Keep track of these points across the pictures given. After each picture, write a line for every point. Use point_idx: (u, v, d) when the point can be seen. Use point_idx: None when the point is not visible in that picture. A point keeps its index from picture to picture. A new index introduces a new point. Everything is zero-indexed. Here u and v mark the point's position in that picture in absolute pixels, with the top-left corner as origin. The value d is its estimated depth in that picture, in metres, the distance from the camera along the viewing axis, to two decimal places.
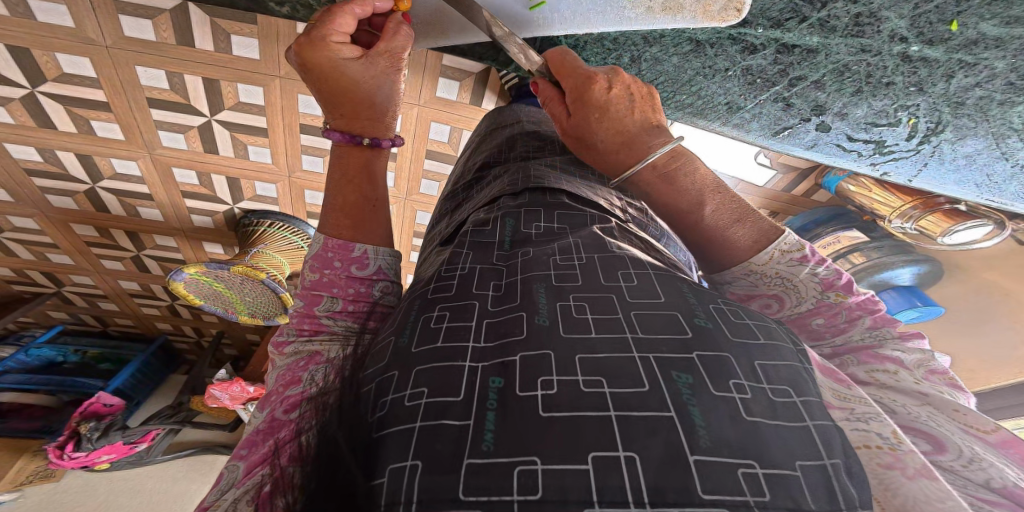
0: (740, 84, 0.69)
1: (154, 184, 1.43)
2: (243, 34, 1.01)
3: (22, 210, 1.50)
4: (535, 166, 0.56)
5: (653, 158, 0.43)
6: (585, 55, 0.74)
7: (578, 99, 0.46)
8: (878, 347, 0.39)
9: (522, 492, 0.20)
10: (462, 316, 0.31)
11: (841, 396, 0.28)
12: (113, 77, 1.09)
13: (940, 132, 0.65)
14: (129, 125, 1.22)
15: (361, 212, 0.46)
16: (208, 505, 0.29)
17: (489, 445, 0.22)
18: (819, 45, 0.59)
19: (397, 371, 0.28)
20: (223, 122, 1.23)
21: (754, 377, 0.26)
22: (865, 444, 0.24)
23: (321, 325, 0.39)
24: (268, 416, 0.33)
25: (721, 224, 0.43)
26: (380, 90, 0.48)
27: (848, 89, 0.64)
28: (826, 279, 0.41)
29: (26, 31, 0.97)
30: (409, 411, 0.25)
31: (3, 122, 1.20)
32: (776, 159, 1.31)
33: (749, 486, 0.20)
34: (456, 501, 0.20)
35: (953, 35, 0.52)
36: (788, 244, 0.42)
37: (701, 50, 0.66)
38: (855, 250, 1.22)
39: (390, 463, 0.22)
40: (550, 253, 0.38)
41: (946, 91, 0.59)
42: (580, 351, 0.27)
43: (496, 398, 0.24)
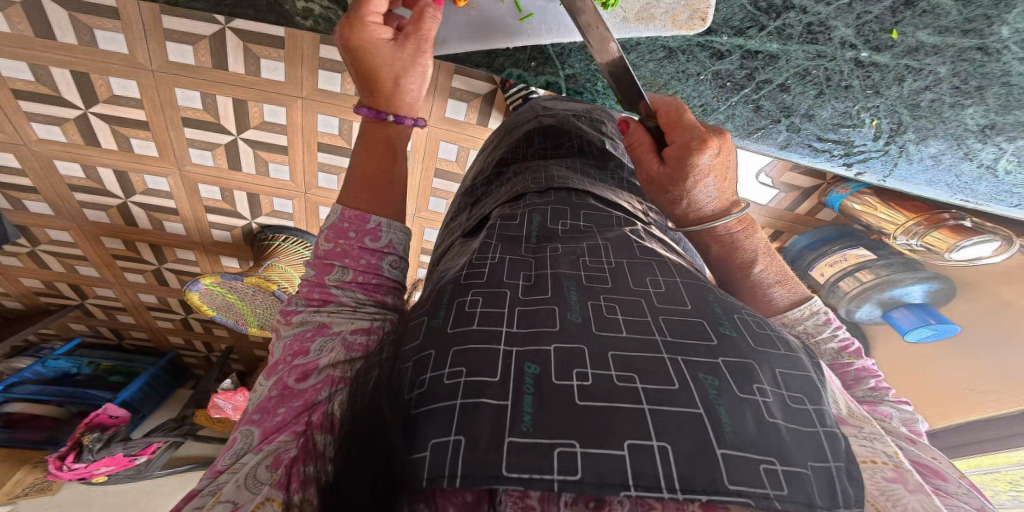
0: (712, 89, 0.67)
1: (180, 200, 1.48)
2: (272, 58, 1.08)
3: (59, 224, 1.55)
4: (556, 167, 0.57)
5: (727, 220, 0.49)
6: (572, 62, 0.70)
7: (681, 158, 0.45)
8: (879, 402, 0.41)
9: (562, 472, 0.21)
10: (496, 303, 0.32)
11: (852, 415, 0.29)
12: (155, 97, 1.16)
13: (903, 132, 0.63)
14: (164, 142, 1.27)
15: (379, 188, 0.47)
16: (222, 468, 0.29)
17: (528, 426, 0.23)
18: (780, 51, 0.61)
19: (433, 350, 0.29)
20: (248, 140, 1.28)
21: (775, 384, 0.27)
22: (871, 459, 0.25)
23: (329, 296, 0.38)
24: (279, 384, 0.32)
25: (767, 281, 0.49)
26: (415, 77, 0.51)
27: (810, 92, 0.63)
28: (843, 342, 0.45)
29: (89, 57, 1.05)
30: (449, 389, 0.26)
31: (54, 141, 1.26)
32: (778, 177, 1.37)
33: (769, 481, 0.21)
34: (499, 477, 0.21)
35: (896, 43, 0.56)
36: (816, 307, 0.47)
37: (674, 57, 0.66)
38: (861, 267, 1.22)
39: (432, 437, 0.23)
40: (578, 253, 0.39)
41: (900, 94, 0.60)
42: (612, 348, 0.28)
43: (532, 383, 0.25)
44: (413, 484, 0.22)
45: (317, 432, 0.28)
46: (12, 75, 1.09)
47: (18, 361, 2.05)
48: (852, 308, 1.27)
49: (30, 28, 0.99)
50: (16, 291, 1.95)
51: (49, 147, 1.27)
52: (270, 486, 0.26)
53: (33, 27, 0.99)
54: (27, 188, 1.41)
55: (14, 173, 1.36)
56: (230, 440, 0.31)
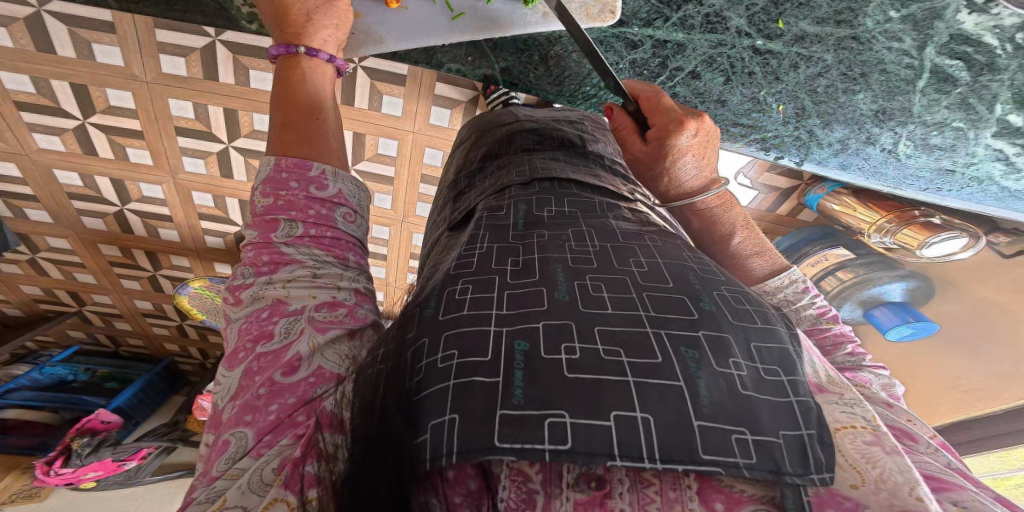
0: (632, 74, 0.83)
1: (175, 207, 1.47)
2: (262, 69, 1.09)
3: (57, 232, 1.54)
4: (540, 159, 0.58)
5: (704, 195, 0.57)
6: (505, 55, 0.82)
7: (660, 138, 0.54)
8: (858, 369, 0.41)
9: (553, 442, 0.22)
10: (485, 288, 0.32)
11: (832, 383, 0.29)
12: (148, 107, 1.16)
13: (806, 115, 0.85)
14: (158, 150, 1.27)
15: (303, 124, 0.46)
16: (218, 474, 0.27)
17: (519, 399, 0.23)
18: (686, 40, 0.77)
19: (427, 337, 0.28)
20: (239, 148, 1.28)
21: (750, 357, 0.27)
22: (850, 425, 0.25)
23: (281, 256, 0.37)
24: (264, 381, 0.30)
25: (746, 253, 0.54)
26: (320, 12, 0.54)
27: (719, 79, 0.82)
28: (822, 309, 0.47)
29: (86, 69, 1.06)
30: (442, 372, 0.25)
31: (54, 150, 1.26)
32: (757, 179, 1.35)
33: (740, 450, 0.22)
34: (491, 448, 0.22)
35: (783, 31, 0.74)
36: (794, 277, 0.50)
37: (595, 47, 0.79)
38: (842, 267, 1.23)
39: (430, 420, 0.23)
40: (565, 240, 0.39)
41: (799, 81, 0.80)
42: (598, 323, 0.29)
43: (523, 359, 0.26)
44: (416, 469, 0.22)
45: (323, 431, 0.27)
46: (12, 87, 1.11)
47: (17, 368, 1.98)
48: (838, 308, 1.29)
49: (32, 41, 1.01)
50: (15, 298, 1.88)
51: (49, 156, 1.28)
52: (277, 489, 0.24)
53: (35, 40, 1.01)
54: (26, 195, 1.40)
55: (14, 183, 1.36)
56: (217, 443, 0.29)
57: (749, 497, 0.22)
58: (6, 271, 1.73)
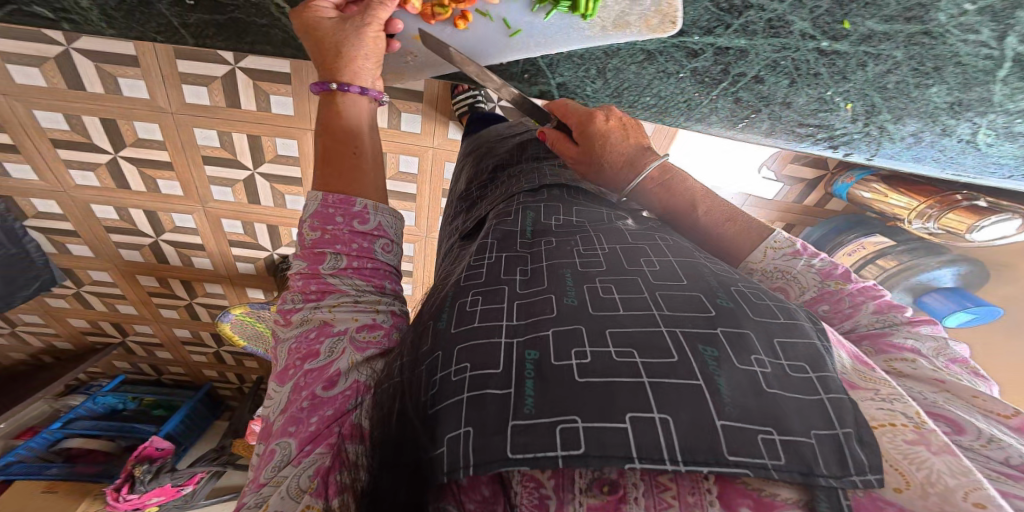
0: (693, 84, 0.67)
1: (206, 236, 1.39)
2: (283, 93, 1.03)
3: (95, 264, 1.45)
4: (549, 168, 0.55)
5: (647, 173, 0.48)
6: (562, 71, 0.68)
7: (583, 132, 0.51)
8: (889, 335, 0.35)
9: (566, 448, 0.22)
10: (495, 299, 0.32)
11: (864, 378, 0.27)
12: (174, 139, 1.12)
13: (879, 114, 0.65)
14: (188, 181, 1.22)
15: (342, 161, 0.47)
16: (264, 481, 0.28)
17: (530, 408, 0.23)
18: (748, 46, 0.61)
19: (440, 351, 0.28)
20: (265, 175, 1.21)
21: (773, 353, 0.26)
22: (888, 422, 0.23)
23: (327, 287, 0.38)
24: (307, 394, 0.31)
25: (715, 224, 0.45)
26: (363, 43, 0.53)
27: (783, 81, 0.64)
28: (824, 269, 0.39)
29: (115, 105, 1.03)
30: (455, 385, 0.25)
31: (90, 186, 1.21)
32: (782, 170, 1.28)
33: (767, 450, 0.21)
34: (507, 460, 0.22)
35: (849, 31, 0.58)
36: (780, 242, 0.41)
37: (653, 59, 0.65)
38: (881, 255, 1.14)
39: (446, 433, 0.24)
40: (574, 245, 0.39)
41: (868, 77, 0.61)
42: (609, 325, 0.28)
43: (533, 368, 0.25)
44: (436, 478, 0.23)
45: (348, 442, 0.27)
46: (47, 126, 1.07)
47: (73, 398, 2.02)
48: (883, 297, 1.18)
49: (63, 81, 0.99)
50: (62, 331, 1.78)
51: (86, 192, 1.23)
52: (311, 496, 0.25)
53: (66, 79, 0.99)
54: (67, 231, 1.33)
55: (56, 219, 1.30)
56: (264, 453, 0.30)
57: (784, 502, 0.21)
58: (53, 306, 1.64)
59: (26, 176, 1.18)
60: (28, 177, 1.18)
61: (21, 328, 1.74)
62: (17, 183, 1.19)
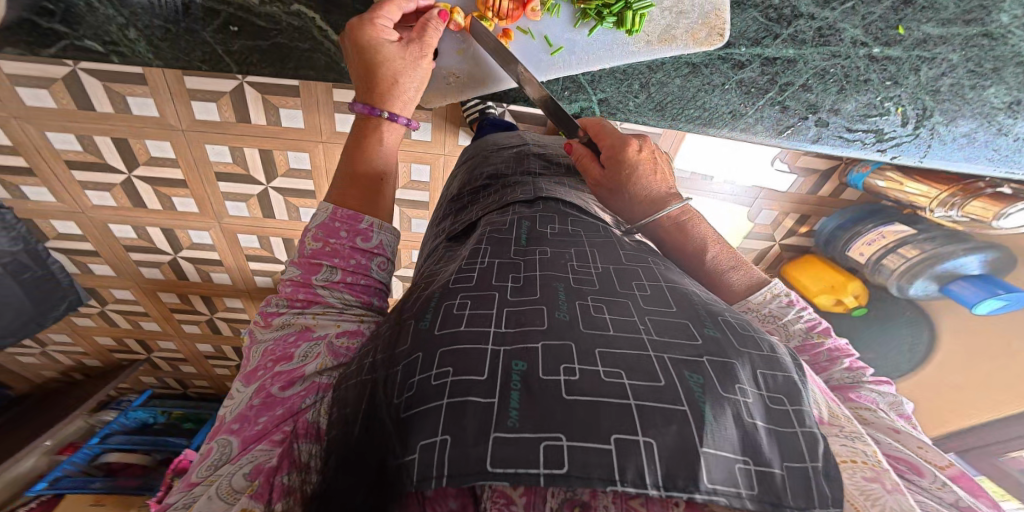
0: (739, 95, 0.70)
1: (223, 252, 1.42)
2: (291, 107, 1.05)
3: (117, 282, 1.47)
4: (547, 183, 0.54)
5: (667, 211, 0.49)
6: (604, 87, 0.71)
7: (614, 157, 0.51)
8: (856, 387, 0.36)
9: (549, 467, 0.20)
10: (485, 304, 0.30)
11: (833, 415, 0.27)
12: (187, 157, 1.14)
13: (931, 115, 0.68)
14: (202, 197, 1.24)
15: (368, 184, 0.49)
16: (197, 480, 0.27)
17: (515, 421, 0.21)
18: (796, 56, 0.68)
19: (421, 352, 0.25)
20: (277, 188, 1.24)
21: (757, 384, 0.25)
22: (851, 458, 0.24)
23: (315, 297, 0.38)
24: (262, 393, 0.30)
25: (720, 268, 0.46)
26: (410, 77, 0.54)
27: (831, 89, 0.69)
28: (811, 322, 0.41)
29: (127, 124, 1.05)
30: (435, 390, 0.23)
31: (107, 206, 1.24)
32: (794, 163, 1.20)
33: (743, 481, 0.21)
34: (485, 473, 0.20)
35: (903, 37, 0.66)
36: (778, 291, 0.43)
37: (698, 71, 0.70)
38: (902, 244, 1.05)
39: (420, 440, 0.21)
40: (567, 259, 0.37)
41: (919, 82, 0.67)
42: (600, 345, 0.26)
43: (519, 379, 0.23)
44: (404, 487, 0.20)
45: (301, 440, 0.26)
46: (61, 148, 1.09)
47: None
48: (903, 284, 1.08)
49: (72, 101, 0.99)
50: (89, 349, 1.75)
51: (102, 212, 1.25)
52: (250, 497, 0.24)
53: (75, 100, 0.99)
54: (87, 251, 1.35)
55: (74, 240, 1.32)
56: (207, 450, 0.29)
57: None
58: (80, 324, 1.62)
59: (42, 197, 1.19)
60: (45, 199, 1.19)
61: (50, 348, 1.70)
62: (34, 205, 1.20)
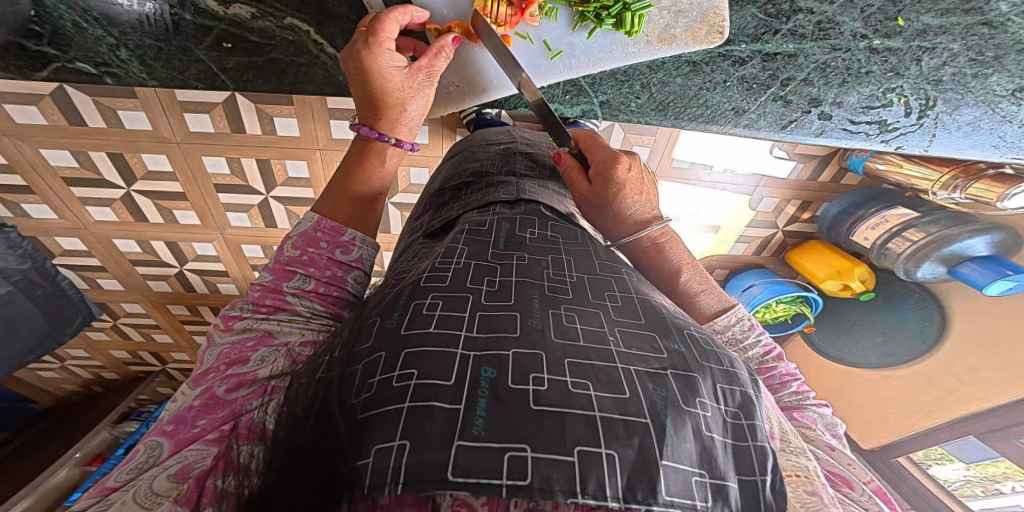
0: (741, 92, 0.64)
1: (229, 262, 1.43)
2: (284, 115, 1.06)
3: (128, 297, 1.50)
4: (530, 184, 0.54)
5: (649, 233, 0.50)
6: (605, 89, 0.65)
7: (604, 175, 0.50)
8: (801, 408, 0.39)
9: (511, 478, 0.19)
10: (457, 306, 0.30)
11: (782, 432, 0.29)
12: (185, 169, 1.15)
13: (935, 106, 0.62)
14: (203, 210, 1.26)
15: (362, 201, 0.49)
16: (119, 485, 0.26)
17: (480, 429, 0.21)
18: (797, 50, 0.61)
19: (384, 352, 0.25)
20: (277, 198, 1.26)
21: (717, 398, 0.25)
22: (796, 472, 0.26)
23: (283, 303, 0.39)
24: (205, 395, 0.30)
25: (694, 290, 0.48)
26: (414, 103, 0.52)
27: (834, 82, 0.63)
28: (769, 347, 0.45)
29: (120, 138, 1.06)
30: (397, 392, 0.23)
31: (109, 221, 1.26)
32: (792, 150, 1.18)
33: (699, 493, 0.21)
34: (443, 482, 0.19)
35: (903, 28, 0.59)
36: (743, 315, 0.46)
37: (698, 70, 0.63)
38: (908, 227, 1.03)
39: (376, 443, 0.20)
40: (544, 266, 0.37)
41: (922, 71, 0.60)
42: (570, 355, 0.26)
43: (488, 386, 0.23)
44: (353, 493, 0.19)
45: (241, 441, 0.25)
46: (56, 164, 1.10)
47: None
48: (910, 268, 1.05)
49: (62, 117, 1.00)
50: (107, 362, 1.78)
51: (106, 228, 1.28)
52: (174, 501, 0.23)
53: (65, 115, 1.00)
54: (95, 266, 1.38)
55: (82, 256, 1.35)
56: (134, 451, 0.28)
57: None
58: (95, 338, 1.65)
59: (45, 215, 1.22)
60: (47, 216, 1.22)
61: (70, 362, 1.72)
62: (38, 222, 1.23)
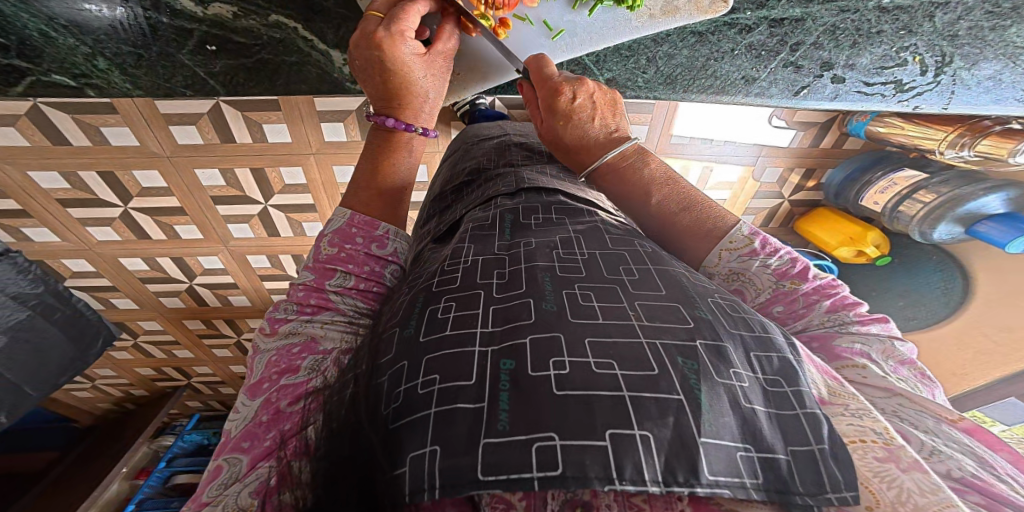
0: (751, 60, 0.59)
1: (236, 273, 1.42)
2: (274, 121, 1.03)
3: (143, 315, 1.51)
4: (528, 171, 0.53)
5: (603, 159, 0.49)
6: (610, 66, 0.61)
7: (547, 106, 0.50)
8: (837, 338, 0.35)
9: (542, 469, 0.19)
10: (470, 305, 0.29)
11: (834, 393, 0.26)
12: (180, 183, 1.14)
13: (953, 62, 0.57)
14: (203, 223, 1.25)
15: (391, 194, 0.48)
16: (207, 501, 0.24)
17: (505, 424, 0.20)
18: (804, 14, 0.55)
19: (405, 360, 0.25)
20: (277, 206, 1.24)
21: (750, 367, 0.25)
22: (859, 438, 0.22)
23: (327, 302, 0.36)
24: (267, 406, 0.28)
25: (670, 211, 0.44)
26: (432, 87, 0.50)
27: (844, 45, 0.57)
28: (780, 269, 0.38)
29: (111, 156, 1.04)
30: (422, 398, 0.22)
31: (111, 240, 1.25)
32: (791, 117, 1.16)
33: (746, 468, 0.20)
34: (477, 483, 0.19)
35: None
36: (736, 241, 0.40)
37: (704, 40, 0.58)
38: (918, 189, 1.00)
39: (410, 451, 0.20)
40: (552, 246, 0.36)
41: (936, 27, 0.55)
42: (591, 334, 0.25)
43: (508, 379, 0.22)
44: (397, 504, 0.19)
45: (292, 457, 0.24)
46: (49, 187, 1.09)
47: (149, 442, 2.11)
48: (925, 230, 1.03)
49: (44, 137, 0.98)
50: (134, 379, 1.78)
51: (110, 247, 1.27)
52: None
53: (47, 135, 0.98)
54: (106, 286, 1.38)
55: (91, 277, 1.35)
56: (212, 469, 0.26)
57: None
58: (118, 357, 1.65)
59: (47, 238, 1.21)
60: (49, 239, 1.21)
61: (99, 381, 1.74)
62: (42, 246, 1.23)
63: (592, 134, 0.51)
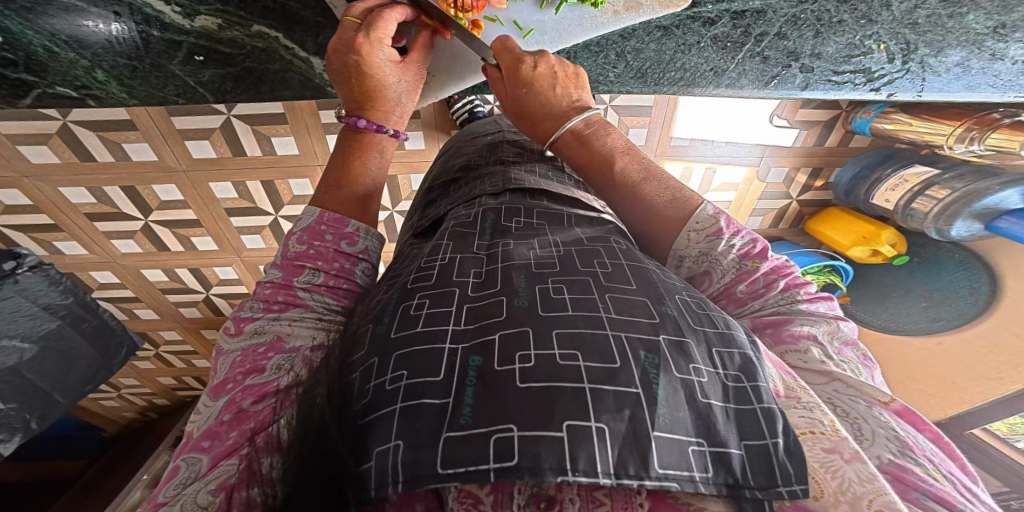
0: (716, 52, 0.58)
1: (251, 283, 1.47)
2: (281, 133, 1.08)
3: (163, 325, 1.57)
4: (515, 170, 0.53)
5: (568, 126, 0.48)
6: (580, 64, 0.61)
7: (511, 75, 0.49)
8: (789, 322, 0.35)
9: (500, 461, 0.19)
10: (444, 302, 0.29)
11: (790, 389, 0.26)
12: (196, 196, 1.19)
13: (919, 49, 0.56)
14: (218, 234, 1.30)
15: (362, 192, 0.48)
16: (164, 500, 0.24)
17: (468, 418, 0.20)
18: (764, 6, 0.55)
19: (377, 357, 0.25)
20: (287, 217, 1.28)
21: (712, 363, 0.24)
22: (809, 430, 0.22)
23: (295, 300, 0.37)
24: (231, 405, 0.28)
25: (632, 182, 0.44)
26: (404, 92, 0.52)
27: (807, 34, 0.57)
28: (743, 248, 0.39)
29: (134, 171, 1.10)
30: (388, 394, 0.22)
31: (133, 252, 1.31)
32: (793, 116, 1.14)
33: (697, 462, 0.20)
34: (437, 476, 0.19)
35: None
36: (701, 221, 0.40)
37: (670, 34, 0.58)
38: (931, 185, 0.97)
39: (375, 446, 0.20)
40: (531, 248, 0.36)
41: (895, 15, 0.55)
42: (557, 327, 0.25)
43: (476, 375, 0.23)
44: (358, 501, 0.19)
45: (263, 455, 0.24)
46: (77, 201, 1.16)
47: None
48: (942, 227, 0.99)
49: (73, 154, 1.05)
50: (156, 388, 1.84)
51: (132, 259, 1.33)
52: None
53: (75, 152, 1.05)
54: (128, 297, 1.45)
55: (116, 288, 1.41)
56: (171, 468, 0.27)
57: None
58: (141, 366, 1.71)
59: (75, 251, 1.28)
60: (77, 252, 1.29)
61: (125, 390, 1.80)
62: (70, 258, 1.30)
63: (556, 106, 0.50)
